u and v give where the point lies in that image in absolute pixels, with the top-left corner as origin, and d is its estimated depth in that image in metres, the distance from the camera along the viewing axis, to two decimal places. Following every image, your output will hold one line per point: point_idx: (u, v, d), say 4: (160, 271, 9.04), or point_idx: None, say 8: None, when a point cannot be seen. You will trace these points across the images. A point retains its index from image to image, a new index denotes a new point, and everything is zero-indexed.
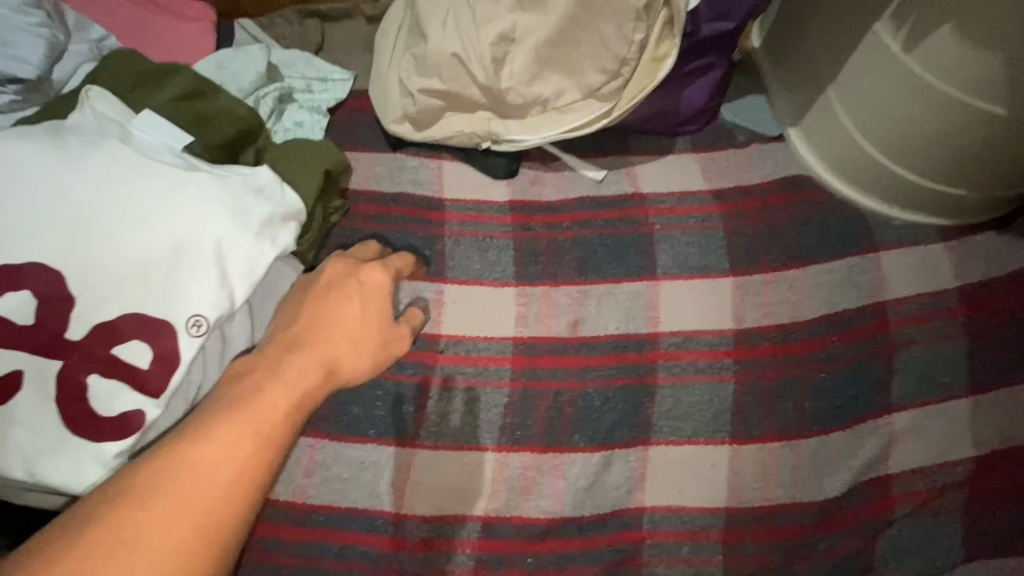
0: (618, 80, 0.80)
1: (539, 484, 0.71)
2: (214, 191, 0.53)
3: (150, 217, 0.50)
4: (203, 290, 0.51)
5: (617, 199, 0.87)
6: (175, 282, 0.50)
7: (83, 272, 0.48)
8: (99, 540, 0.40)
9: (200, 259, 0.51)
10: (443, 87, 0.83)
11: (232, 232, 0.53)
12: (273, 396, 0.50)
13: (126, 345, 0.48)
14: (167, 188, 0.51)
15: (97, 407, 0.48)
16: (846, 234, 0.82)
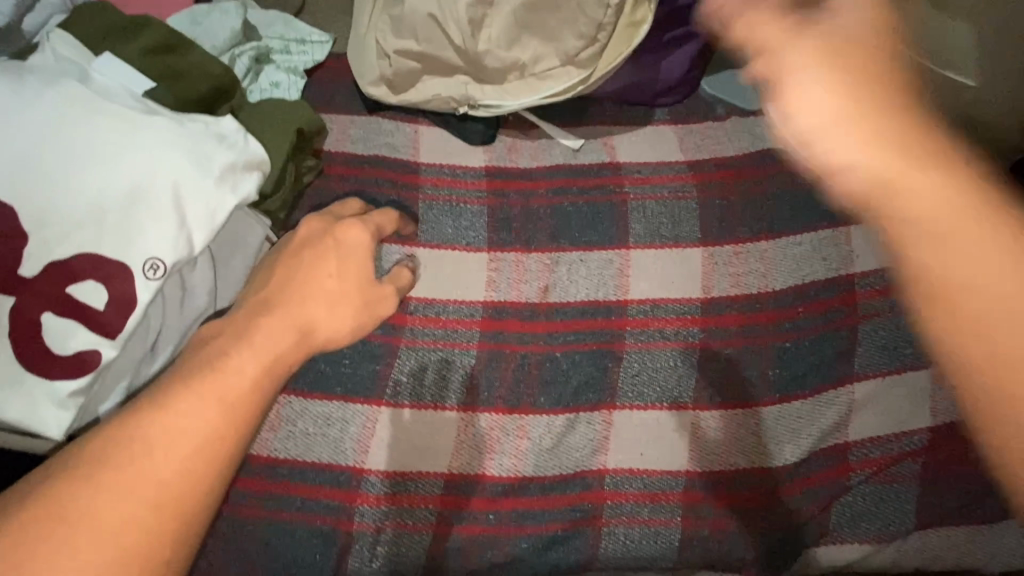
0: (593, 45, 0.80)
1: (503, 444, 0.72)
2: (175, 138, 0.53)
3: (107, 159, 0.50)
4: (160, 234, 0.51)
5: (593, 167, 0.87)
6: (131, 224, 0.50)
7: (37, 209, 0.48)
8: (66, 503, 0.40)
9: (158, 203, 0.51)
10: (420, 49, 0.83)
11: (192, 179, 0.53)
12: (238, 363, 0.49)
13: (83, 284, 0.48)
14: (126, 131, 0.51)
15: (51, 344, 0.48)
16: (819, 207, 0.82)
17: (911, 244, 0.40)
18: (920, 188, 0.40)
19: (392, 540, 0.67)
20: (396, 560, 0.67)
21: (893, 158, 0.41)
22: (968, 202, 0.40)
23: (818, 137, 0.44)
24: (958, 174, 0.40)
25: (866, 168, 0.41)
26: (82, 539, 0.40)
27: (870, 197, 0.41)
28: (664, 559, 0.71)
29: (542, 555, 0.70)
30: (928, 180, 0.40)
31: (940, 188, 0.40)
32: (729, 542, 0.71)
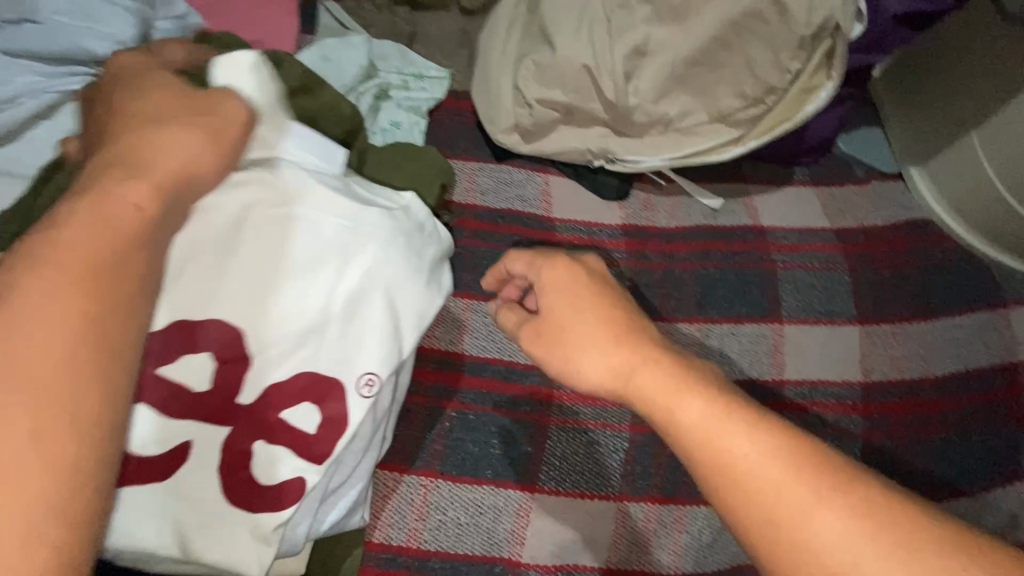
0: (757, 107, 0.75)
1: (661, 537, 0.67)
2: (383, 233, 0.51)
3: (322, 269, 0.49)
4: (373, 342, 0.49)
5: (735, 230, 0.82)
6: (347, 333, 0.49)
7: (262, 326, 0.48)
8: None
9: (370, 309, 0.50)
10: (565, 99, 0.77)
11: (399, 280, 0.51)
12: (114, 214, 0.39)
13: (297, 409, 0.48)
14: (338, 233, 0.50)
15: (259, 476, 0.47)
16: (974, 285, 0.79)
17: (739, 530, 0.34)
18: (737, 474, 0.35)
19: None
20: None
21: (710, 431, 0.37)
22: (805, 489, 0.33)
23: (663, 414, 0.39)
24: (780, 454, 0.34)
25: (695, 441, 0.37)
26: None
27: (707, 485, 0.36)
28: None
29: None
30: (781, 464, 0.34)
31: (766, 477, 0.34)
32: None
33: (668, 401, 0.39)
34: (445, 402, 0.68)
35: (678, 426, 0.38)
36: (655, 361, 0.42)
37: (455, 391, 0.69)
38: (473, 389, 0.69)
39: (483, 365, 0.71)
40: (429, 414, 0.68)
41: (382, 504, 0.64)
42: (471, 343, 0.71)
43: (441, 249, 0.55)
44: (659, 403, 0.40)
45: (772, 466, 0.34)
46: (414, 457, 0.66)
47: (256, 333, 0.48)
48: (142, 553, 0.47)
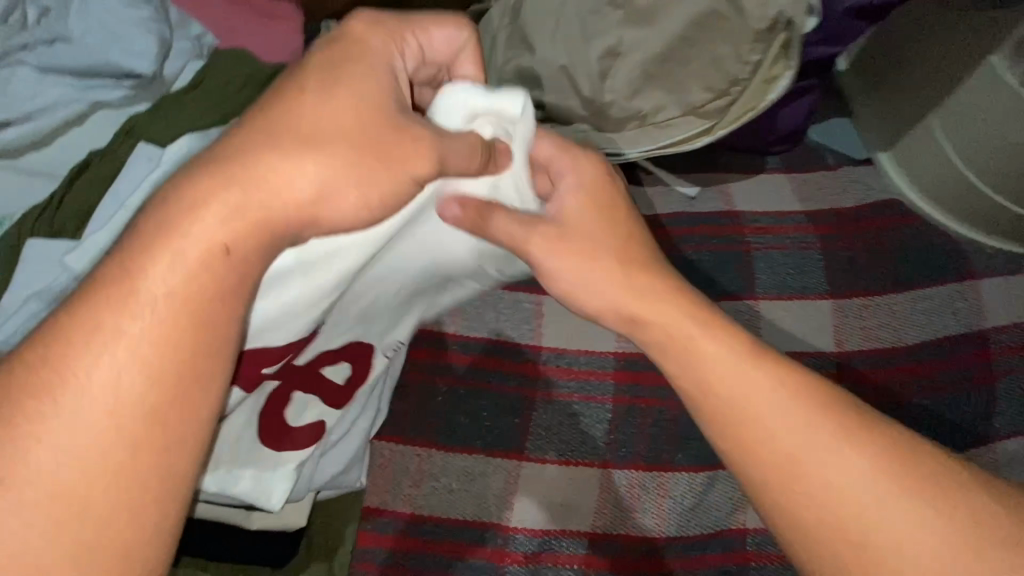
0: (724, 98, 0.81)
1: (645, 502, 0.71)
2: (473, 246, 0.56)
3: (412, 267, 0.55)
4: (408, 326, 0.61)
5: (711, 215, 0.87)
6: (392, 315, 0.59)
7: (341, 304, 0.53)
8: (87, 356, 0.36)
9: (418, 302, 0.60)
10: (546, 98, 0.83)
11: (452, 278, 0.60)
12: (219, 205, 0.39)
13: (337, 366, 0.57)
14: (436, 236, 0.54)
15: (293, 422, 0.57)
16: (942, 259, 0.82)
17: (754, 457, 0.44)
18: (768, 435, 0.44)
19: None
20: None
21: (740, 378, 0.46)
22: (842, 472, 0.42)
23: (693, 359, 0.47)
24: (818, 426, 0.44)
25: (757, 425, 0.44)
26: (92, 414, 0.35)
27: (746, 426, 0.45)
28: None
29: None
30: (829, 446, 0.43)
31: (814, 455, 0.43)
32: None
33: (773, 402, 0.45)
34: (435, 377, 0.73)
35: (756, 416, 0.45)
36: (746, 365, 0.46)
37: (448, 369, 0.73)
38: (464, 365, 0.73)
39: (472, 343, 0.74)
40: (423, 389, 0.72)
41: (380, 472, 0.69)
42: (461, 322, 0.75)
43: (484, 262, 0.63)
44: (730, 391, 0.46)
45: (801, 418, 0.44)
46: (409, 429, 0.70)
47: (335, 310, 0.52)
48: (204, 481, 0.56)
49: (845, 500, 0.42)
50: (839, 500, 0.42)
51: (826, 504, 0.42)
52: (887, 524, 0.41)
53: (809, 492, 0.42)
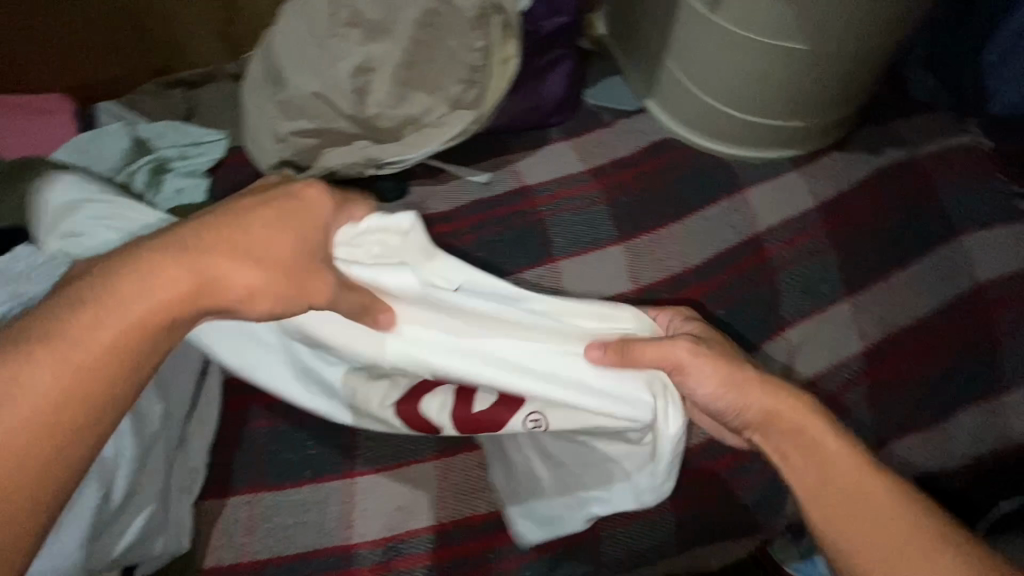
0: (473, 87, 0.85)
1: (486, 479, 0.73)
2: (497, 312, 0.62)
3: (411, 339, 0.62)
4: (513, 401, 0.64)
5: (505, 196, 0.91)
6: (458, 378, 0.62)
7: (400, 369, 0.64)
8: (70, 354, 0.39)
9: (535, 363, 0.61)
10: (313, 125, 0.86)
11: (519, 348, 0.61)
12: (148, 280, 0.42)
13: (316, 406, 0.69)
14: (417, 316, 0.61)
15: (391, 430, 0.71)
16: (712, 181, 0.89)
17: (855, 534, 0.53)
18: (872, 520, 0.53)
19: None
20: None
21: (836, 456, 0.56)
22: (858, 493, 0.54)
23: (813, 441, 0.57)
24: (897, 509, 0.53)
25: (798, 438, 0.58)
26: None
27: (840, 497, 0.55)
28: (666, 544, 0.73)
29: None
30: (833, 467, 0.56)
31: (832, 471, 0.56)
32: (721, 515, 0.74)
33: (814, 428, 0.57)
34: (253, 421, 0.72)
35: (802, 432, 0.58)
36: (782, 394, 0.59)
37: (266, 407, 0.74)
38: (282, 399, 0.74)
39: None
40: (242, 433, 0.72)
41: (209, 530, 0.67)
42: None
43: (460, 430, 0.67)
44: (793, 416, 0.58)
45: (879, 506, 0.53)
46: (234, 479, 0.69)
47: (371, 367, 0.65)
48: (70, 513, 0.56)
49: (887, 537, 0.52)
50: (860, 515, 0.53)
51: (845, 523, 0.54)
52: None
53: (826, 508, 0.55)
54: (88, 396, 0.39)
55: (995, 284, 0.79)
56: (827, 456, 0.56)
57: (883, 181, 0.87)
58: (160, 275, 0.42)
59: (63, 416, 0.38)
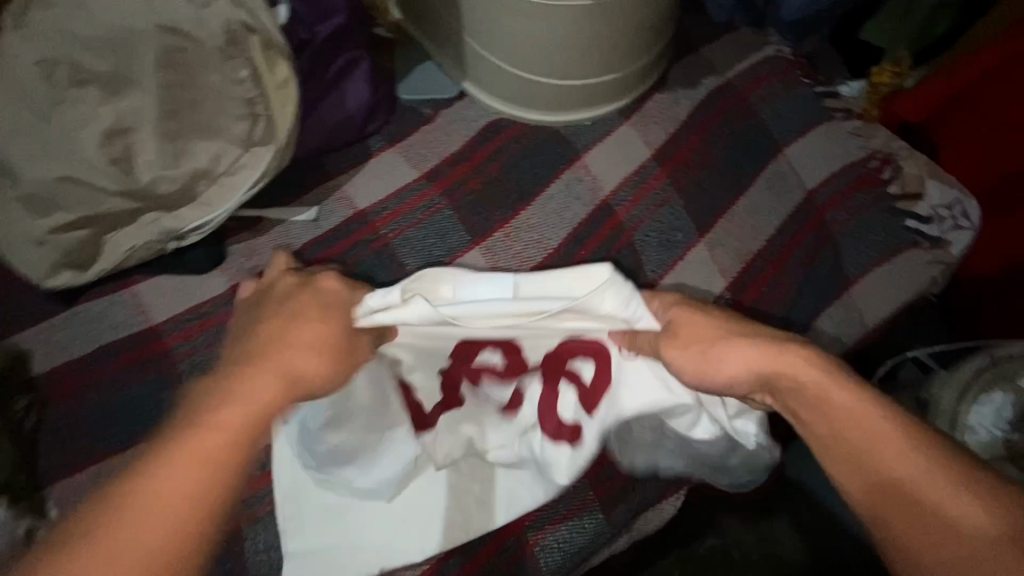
0: (259, 120, 0.74)
1: (403, 546, 0.70)
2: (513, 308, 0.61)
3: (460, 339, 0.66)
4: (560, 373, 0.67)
5: (339, 228, 0.82)
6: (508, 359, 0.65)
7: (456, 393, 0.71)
8: (150, 486, 0.44)
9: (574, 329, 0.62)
10: (75, 215, 0.71)
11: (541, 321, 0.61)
12: (254, 392, 0.50)
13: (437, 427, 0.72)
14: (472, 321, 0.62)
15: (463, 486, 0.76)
16: (550, 154, 0.86)
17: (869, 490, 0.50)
18: (885, 471, 0.49)
19: None
20: None
21: (837, 401, 0.52)
22: (886, 457, 0.50)
23: (816, 391, 0.53)
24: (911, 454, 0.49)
25: (807, 392, 0.53)
26: (94, 556, 0.42)
27: (853, 454, 0.51)
28: (603, 534, 0.73)
29: None
30: (856, 423, 0.51)
31: (848, 425, 0.51)
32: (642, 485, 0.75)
33: (823, 381, 0.53)
34: None
35: (806, 386, 0.53)
36: (785, 350, 0.54)
37: None
38: None
39: None
40: None
41: None
42: None
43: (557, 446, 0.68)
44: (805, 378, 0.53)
45: (897, 456, 0.49)
46: None
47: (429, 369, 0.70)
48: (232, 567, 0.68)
49: (902, 481, 0.49)
50: (891, 484, 0.49)
51: (887, 487, 0.49)
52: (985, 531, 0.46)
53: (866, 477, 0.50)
54: (192, 502, 0.45)
55: (822, 189, 0.83)
56: (830, 403, 0.52)
57: (705, 113, 0.87)
58: (250, 387, 0.50)
59: (183, 521, 0.44)
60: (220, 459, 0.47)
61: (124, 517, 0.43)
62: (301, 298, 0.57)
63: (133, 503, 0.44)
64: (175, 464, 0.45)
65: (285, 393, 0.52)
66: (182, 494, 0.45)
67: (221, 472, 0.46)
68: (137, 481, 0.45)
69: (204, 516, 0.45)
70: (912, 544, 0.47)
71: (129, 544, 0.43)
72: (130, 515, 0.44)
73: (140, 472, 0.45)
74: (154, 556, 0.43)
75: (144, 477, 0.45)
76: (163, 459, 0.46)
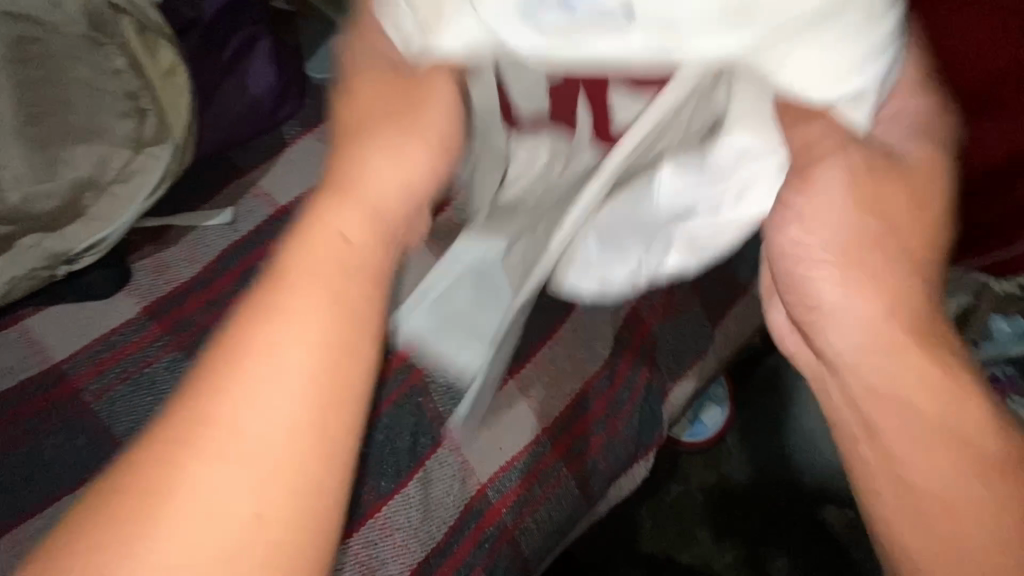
0: (148, 116, 0.65)
1: (378, 556, 0.64)
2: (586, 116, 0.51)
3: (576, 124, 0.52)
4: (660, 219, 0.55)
5: (262, 228, 0.74)
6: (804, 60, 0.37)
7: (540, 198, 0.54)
8: (247, 358, 0.38)
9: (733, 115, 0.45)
10: None
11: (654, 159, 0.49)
12: (338, 227, 0.43)
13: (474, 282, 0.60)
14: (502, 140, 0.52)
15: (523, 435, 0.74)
16: None
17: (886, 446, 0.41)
18: (921, 433, 0.40)
19: None
20: None
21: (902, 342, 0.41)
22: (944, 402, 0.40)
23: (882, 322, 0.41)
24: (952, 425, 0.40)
25: (875, 316, 0.41)
26: (233, 414, 0.37)
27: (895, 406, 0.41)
28: (576, 509, 0.73)
29: None
30: (913, 352, 0.41)
31: (911, 368, 0.40)
32: (614, 453, 0.75)
33: (899, 306, 0.41)
34: None
35: (881, 300, 0.41)
36: (878, 235, 0.42)
37: None
38: None
39: None
40: None
41: None
42: None
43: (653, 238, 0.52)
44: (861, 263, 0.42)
45: (940, 430, 0.40)
46: None
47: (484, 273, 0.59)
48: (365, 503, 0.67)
49: (926, 455, 0.40)
50: (920, 446, 0.40)
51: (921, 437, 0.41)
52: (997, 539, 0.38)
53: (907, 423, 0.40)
54: (302, 387, 0.38)
55: None
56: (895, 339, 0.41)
57: None
58: (349, 234, 0.43)
59: (303, 413, 0.38)
60: (339, 295, 0.41)
61: (221, 411, 0.37)
62: (378, 129, 0.46)
63: (245, 370, 0.38)
64: (303, 339, 0.39)
65: (371, 231, 0.44)
66: (300, 390, 0.38)
67: (364, 291, 0.42)
68: (210, 403, 0.37)
69: (331, 436, 0.38)
70: (916, 489, 0.40)
71: (242, 429, 0.37)
72: (247, 381, 0.38)
73: (255, 356, 0.38)
74: (282, 451, 0.37)
75: (233, 365, 0.38)
76: (279, 319, 0.39)
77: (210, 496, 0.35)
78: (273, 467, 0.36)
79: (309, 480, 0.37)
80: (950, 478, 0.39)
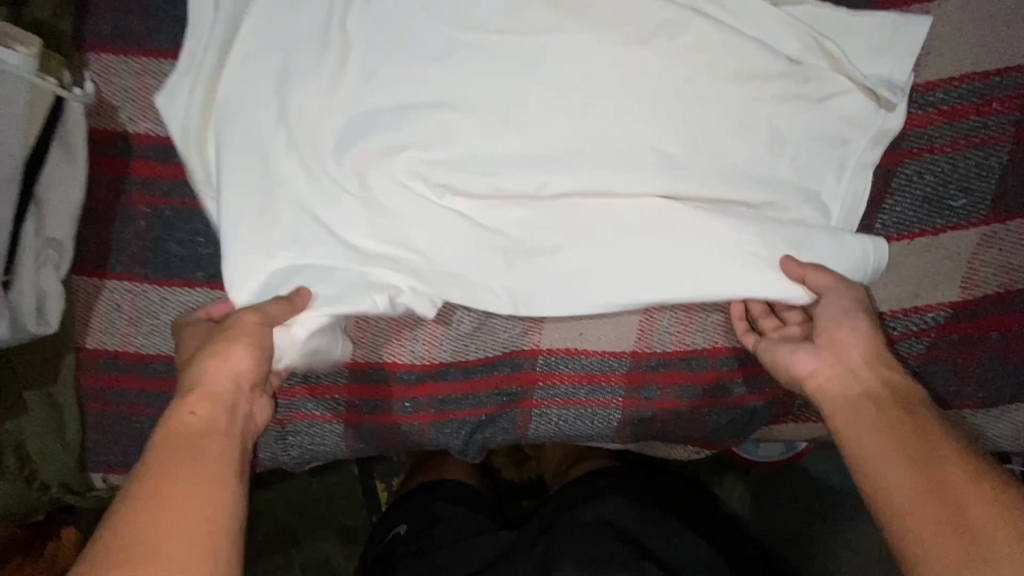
0: None
1: (415, 330, 0.60)
2: (739, 71, 0.52)
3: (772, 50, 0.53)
4: (605, 256, 0.55)
5: None
6: (523, 148, 0.54)
7: (655, 97, 0.53)
8: (188, 437, 0.43)
9: (722, 113, 0.53)
10: None
11: (676, 168, 0.53)
12: (210, 369, 0.46)
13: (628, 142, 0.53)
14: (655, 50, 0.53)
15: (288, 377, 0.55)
16: None
17: (859, 410, 0.47)
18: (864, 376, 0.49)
19: (297, 430, 0.61)
20: (307, 449, 0.62)
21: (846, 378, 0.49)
22: (917, 423, 0.46)
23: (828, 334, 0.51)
24: (898, 437, 0.45)
25: (846, 363, 0.50)
26: (162, 456, 0.42)
27: (846, 409, 0.48)
28: (602, 437, 0.64)
29: (461, 440, 0.63)
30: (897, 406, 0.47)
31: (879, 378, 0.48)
32: (676, 427, 0.63)
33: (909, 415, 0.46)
34: (130, 194, 0.55)
35: (858, 373, 0.49)
36: (850, 317, 0.51)
37: (144, 184, 0.56)
38: (165, 178, 0.56)
39: (167, 149, 0.56)
40: (120, 215, 0.56)
41: (88, 310, 0.56)
42: (155, 120, 0.55)
43: (638, 211, 0.54)
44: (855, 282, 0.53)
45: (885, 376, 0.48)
46: (111, 259, 0.56)
47: (734, 56, 0.52)
48: (688, 65, 0.53)
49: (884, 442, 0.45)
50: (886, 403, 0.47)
51: (858, 432, 0.46)
52: (885, 458, 0.44)
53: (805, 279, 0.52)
54: (195, 444, 0.43)
55: None
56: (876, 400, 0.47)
57: None
58: (215, 359, 0.47)
59: (203, 499, 0.40)
60: (204, 397, 0.45)
61: (166, 443, 0.43)
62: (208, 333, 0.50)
63: (164, 447, 0.42)
64: (195, 425, 0.44)
65: (223, 400, 0.46)
66: (201, 449, 0.43)
67: (213, 453, 0.43)
68: (192, 442, 0.43)
69: (210, 440, 0.44)
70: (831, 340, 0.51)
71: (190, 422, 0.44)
72: (176, 437, 0.43)
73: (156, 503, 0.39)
74: (177, 452, 0.42)
75: (187, 403, 0.45)
76: (185, 430, 0.43)
77: (150, 518, 0.38)
78: (177, 525, 0.38)
79: (213, 514, 0.40)
80: (852, 351, 0.50)
